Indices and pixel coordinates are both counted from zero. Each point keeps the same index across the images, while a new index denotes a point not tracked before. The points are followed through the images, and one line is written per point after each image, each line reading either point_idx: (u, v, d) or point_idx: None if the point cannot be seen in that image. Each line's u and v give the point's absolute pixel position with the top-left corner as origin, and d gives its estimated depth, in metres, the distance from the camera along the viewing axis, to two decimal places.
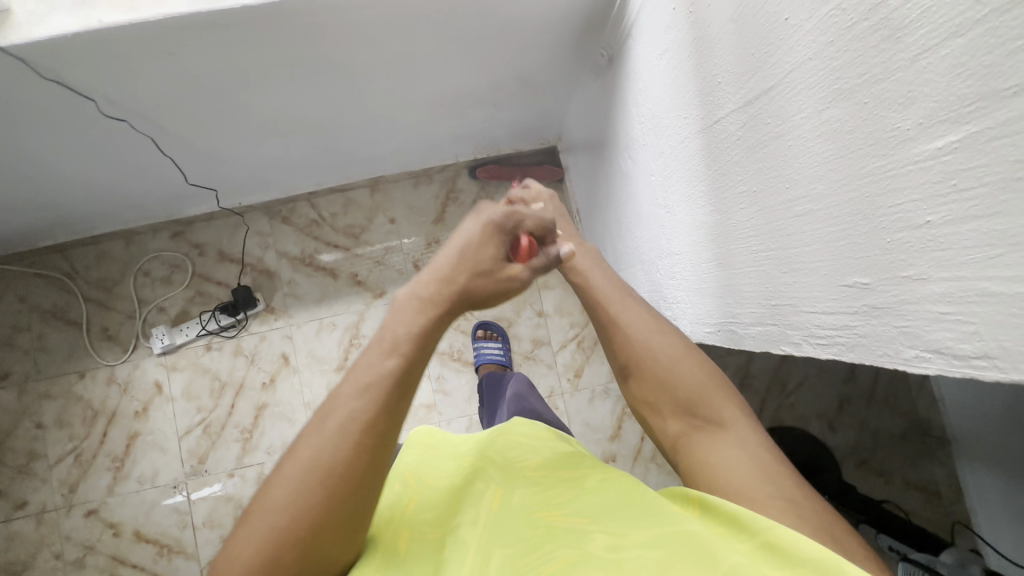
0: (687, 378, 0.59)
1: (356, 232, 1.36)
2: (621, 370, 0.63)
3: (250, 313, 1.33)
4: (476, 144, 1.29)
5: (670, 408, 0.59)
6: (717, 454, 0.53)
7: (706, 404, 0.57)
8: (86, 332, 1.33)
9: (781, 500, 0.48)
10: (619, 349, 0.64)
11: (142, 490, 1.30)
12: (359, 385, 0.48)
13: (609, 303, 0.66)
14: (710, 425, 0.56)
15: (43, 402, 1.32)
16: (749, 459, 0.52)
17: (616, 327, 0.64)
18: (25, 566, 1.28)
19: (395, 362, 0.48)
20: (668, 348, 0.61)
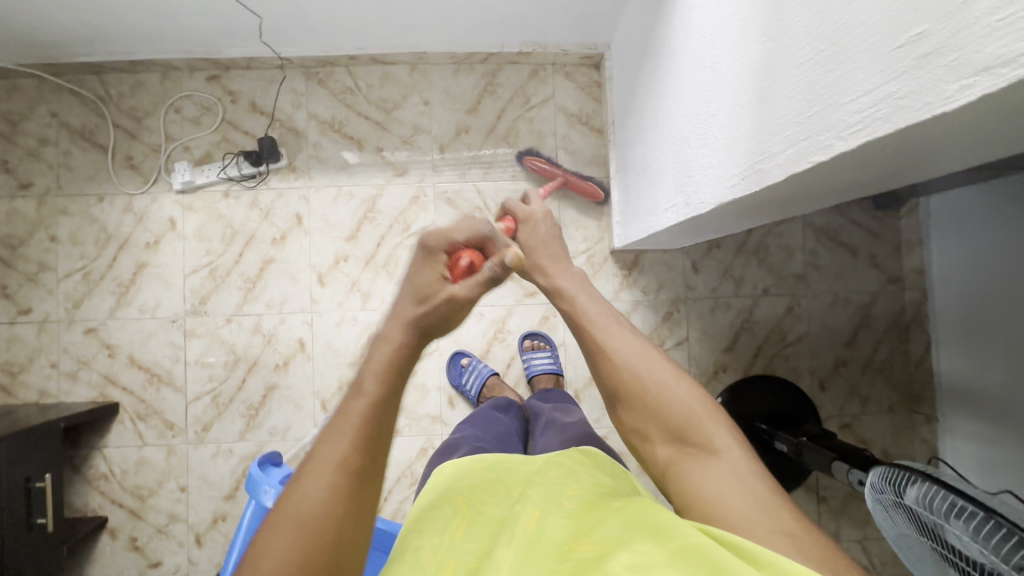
0: (678, 405, 0.60)
1: (388, 107, 1.36)
2: (611, 398, 0.64)
3: (272, 167, 1.33)
4: (524, 34, 1.27)
5: (661, 436, 0.60)
6: (715, 480, 0.55)
7: (696, 430, 0.59)
8: (110, 158, 1.34)
9: (778, 532, 0.49)
10: (608, 375, 0.64)
11: (141, 318, 1.33)
12: (331, 425, 0.52)
13: (598, 326, 0.66)
14: (700, 451, 0.58)
15: (59, 217, 1.34)
16: (742, 488, 0.54)
17: (608, 356, 0.64)
18: (21, 369, 1.32)
19: (362, 398, 0.53)
20: (657, 377, 0.62)
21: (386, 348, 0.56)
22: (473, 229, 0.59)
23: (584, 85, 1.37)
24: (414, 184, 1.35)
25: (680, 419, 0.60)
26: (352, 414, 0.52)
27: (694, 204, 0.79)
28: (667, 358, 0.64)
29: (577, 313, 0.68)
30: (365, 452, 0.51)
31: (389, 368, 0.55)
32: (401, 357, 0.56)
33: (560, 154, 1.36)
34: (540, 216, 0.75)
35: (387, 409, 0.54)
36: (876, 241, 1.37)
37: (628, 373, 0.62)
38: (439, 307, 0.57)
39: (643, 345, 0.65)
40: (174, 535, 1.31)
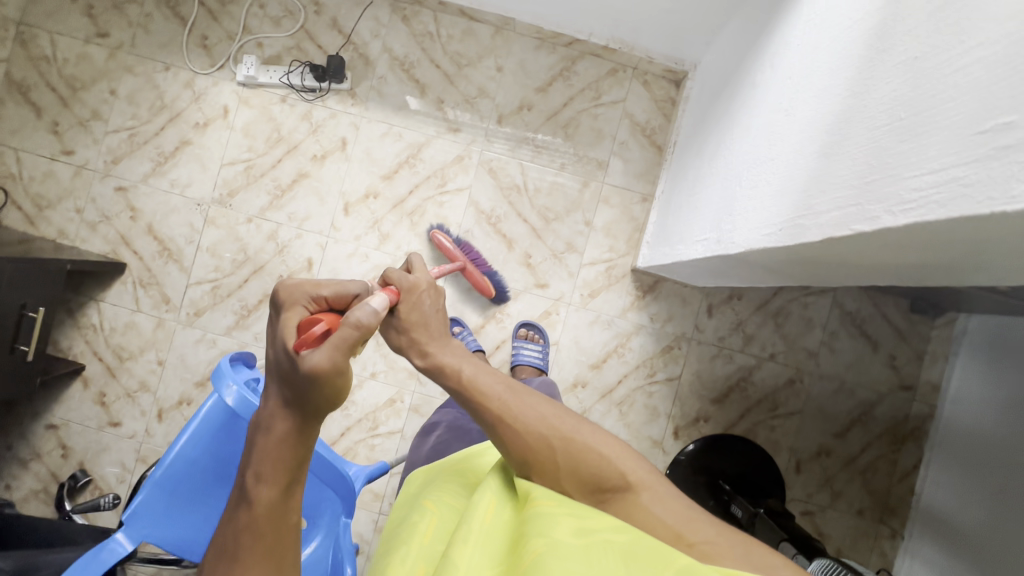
0: (588, 453, 0.55)
1: (461, 62, 1.34)
2: (519, 470, 0.56)
3: (333, 87, 1.34)
4: (614, 29, 1.24)
5: (580, 489, 0.55)
6: (638, 514, 0.52)
7: (611, 473, 0.55)
8: (187, 32, 1.36)
9: (700, 544, 0.49)
10: (513, 447, 0.56)
11: (170, 193, 1.36)
12: (218, 550, 0.47)
13: (492, 395, 0.58)
14: (620, 492, 0.54)
15: (124, 74, 1.37)
16: (665, 519, 0.51)
17: (511, 425, 0.56)
18: (49, 205, 1.37)
19: (245, 512, 0.46)
20: (561, 430, 0.56)
21: (265, 447, 0.47)
22: (337, 287, 0.55)
23: (658, 99, 1.34)
24: (462, 144, 1.34)
25: (593, 468, 0.55)
26: (238, 532, 0.46)
27: (724, 244, 0.76)
28: (559, 410, 0.59)
29: (465, 384, 0.59)
30: (261, 568, 0.46)
31: (272, 470, 0.47)
32: (279, 451, 0.47)
33: (613, 159, 1.34)
34: (424, 286, 0.63)
35: (284, 511, 0.47)
36: (902, 342, 1.31)
37: (532, 438, 0.55)
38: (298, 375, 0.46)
39: (544, 404, 0.58)
40: (139, 402, 1.35)
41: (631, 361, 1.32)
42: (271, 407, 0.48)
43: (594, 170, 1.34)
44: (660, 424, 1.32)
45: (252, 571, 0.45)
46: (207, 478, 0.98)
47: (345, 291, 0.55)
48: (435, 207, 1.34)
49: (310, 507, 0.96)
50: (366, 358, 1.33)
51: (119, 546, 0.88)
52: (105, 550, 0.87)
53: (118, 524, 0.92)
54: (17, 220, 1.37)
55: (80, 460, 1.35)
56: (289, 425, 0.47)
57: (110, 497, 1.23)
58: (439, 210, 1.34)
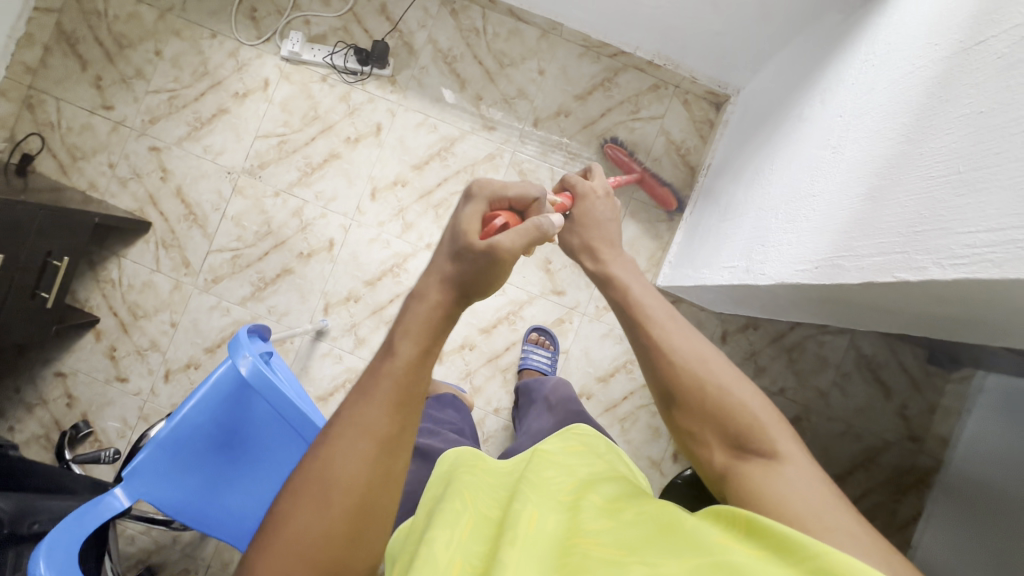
0: (739, 409, 0.53)
1: (504, 61, 1.34)
2: (663, 398, 0.58)
3: (374, 72, 1.35)
4: (662, 46, 1.24)
5: (719, 440, 0.53)
6: (777, 483, 0.47)
7: (758, 435, 0.51)
8: (237, 3, 1.37)
9: (838, 532, 0.42)
10: (662, 373, 0.58)
11: (203, 158, 1.38)
12: (356, 390, 0.50)
13: (654, 321, 0.61)
14: (763, 457, 0.50)
15: (171, 37, 1.38)
16: (807, 494, 0.46)
17: (666, 354, 0.58)
18: (82, 157, 1.39)
19: (385, 363, 0.49)
20: (718, 376, 0.56)
21: (420, 312, 0.50)
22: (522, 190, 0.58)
23: (697, 120, 1.33)
24: (495, 143, 1.35)
25: (740, 423, 0.52)
26: (372, 378, 0.49)
27: (753, 273, 0.76)
28: (721, 358, 0.58)
29: (631, 302, 0.65)
30: (393, 419, 0.48)
31: (416, 335, 0.49)
32: (427, 322, 0.50)
33: (645, 175, 1.33)
34: (599, 194, 0.79)
35: (417, 374, 0.49)
36: (915, 393, 1.30)
37: (684, 371, 0.57)
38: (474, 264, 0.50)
39: (705, 346, 0.58)
40: (148, 361, 1.37)
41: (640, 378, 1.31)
42: (430, 279, 0.52)
43: (624, 183, 1.33)
44: (661, 446, 1.31)
45: (382, 421, 0.48)
46: (208, 443, 0.99)
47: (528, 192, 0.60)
48: None
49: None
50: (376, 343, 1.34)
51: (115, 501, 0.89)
52: (101, 502, 0.89)
53: (117, 478, 0.92)
54: (51, 168, 1.39)
55: (83, 411, 1.37)
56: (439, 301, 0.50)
57: (109, 451, 1.24)
58: None
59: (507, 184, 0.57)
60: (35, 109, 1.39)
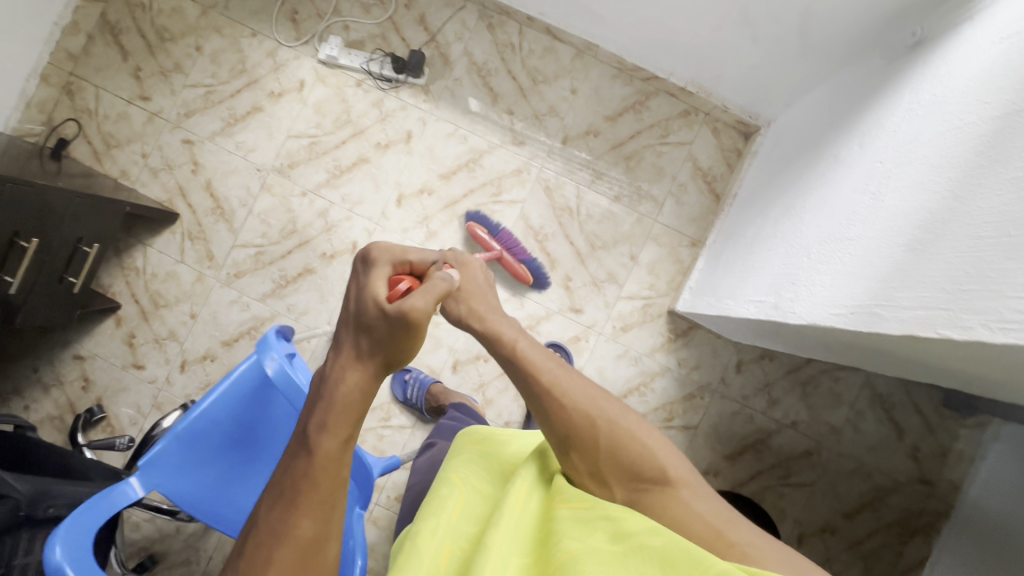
0: (631, 443, 0.62)
1: (537, 78, 1.36)
2: (561, 443, 0.62)
3: (409, 80, 1.36)
4: (696, 73, 1.25)
5: (619, 476, 0.61)
6: (678, 508, 0.58)
7: (653, 466, 0.61)
8: (279, 4, 1.40)
9: (740, 544, 0.54)
10: (558, 423, 0.62)
11: (234, 154, 1.39)
12: (274, 494, 0.55)
13: (544, 369, 0.65)
14: (660, 483, 0.60)
15: (212, 33, 1.41)
16: (704, 517, 0.57)
17: (557, 402, 0.63)
18: (116, 145, 1.41)
19: (305, 459, 0.55)
20: (607, 412, 0.63)
21: (334, 404, 0.56)
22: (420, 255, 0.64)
23: (725, 147, 1.33)
24: (523, 158, 1.36)
25: (632, 456, 0.61)
26: (295, 480, 0.55)
27: (782, 310, 0.76)
28: (603, 395, 0.65)
29: (518, 357, 0.67)
30: (314, 519, 0.54)
31: (332, 428, 0.56)
32: (341, 416, 0.56)
33: (670, 199, 1.34)
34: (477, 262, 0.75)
35: (339, 460, 0.56)
36: (928, 434, 1.28)
37: (576, 413, 0.62)
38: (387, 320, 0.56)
39: (593, 388, 0.66)
40: (165, 351, 1.38)
41: (651, 402, 1.31)
42: (344, 361, 0.58)
43: (648, 206, 1.34)
44: None
45: (305, 516, 0.54)
46: (225, 440, 1.00)
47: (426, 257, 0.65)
48: (486, 215, 1.35)
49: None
50: None
51: (131, 489, 0.91)
52: (117, 491, 0.90)
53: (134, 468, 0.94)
54: (85, 153, 1.41)
55: (98, 395, 1.38)
56: (355, 369, 0.57)
57: (124, 439, 1.25)
58: (489, 218, 1.35)
59: (405, 247, 0.63)
60: (74, 95, 1.41)
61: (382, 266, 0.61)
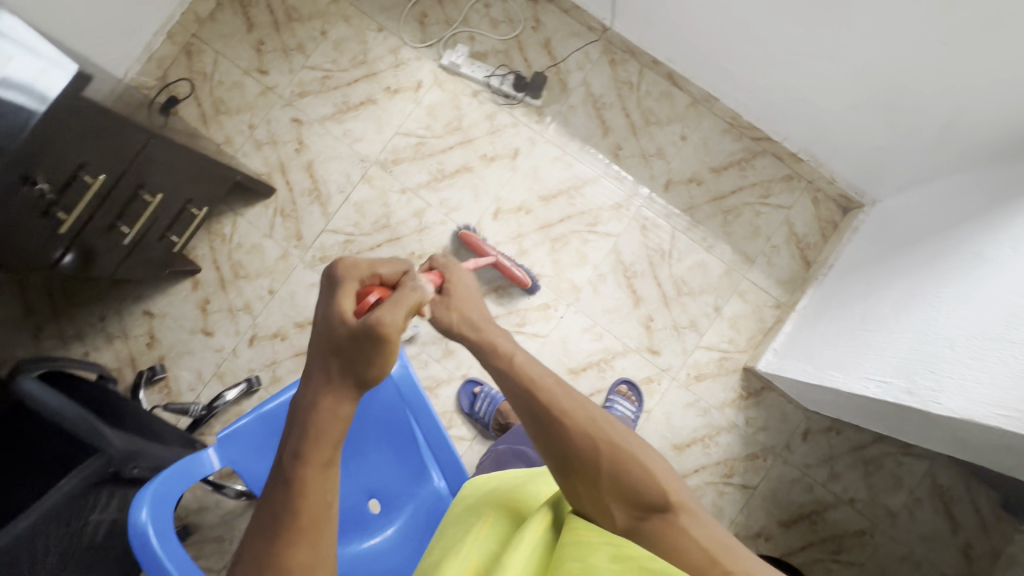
0: (635, 467, 0.60)
1: (650, 119, 1.38)
2: (563, 466, 0.61)
3: (526, 100, 1.38)
4: (812, 143, 1.28)
5: (623, 501, 0.59)
6: (678, 535, 0.56)
7: (657, 491, 0.59)
8: (410, 6, 1.42)
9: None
10: (559, 442, 0.61)
11: (340, 141, 1.40)
12: (257, 525, 0.54)
13: (545, 387, 0.63)
14: (661, 510, 0.58)
15: (339, 22, 1.43)
16: (701, 543, 0.56)
17: (557, 419, 0.62)
18: (225, 112, 1.42)
19: (281, 489, 0.54)
20: (606, 434, 0.61)
21: (317, 425, 0.56)
22: (391, 269, 0.64)
23: (822, 218, 1.35)
24: (625, 193, 1.37)
25: (636, 482, 0.59)
26: (274, 510, 0.54)
27: (921, 398, 0.78)
28: (601, 414, 0.63)
29: (521, 373, 0.64)
30: (290, 543, 0.52)
31: (311, 454, 0.55)
32: (315, 438, 0.56)
33: (762, 258, 1.35)
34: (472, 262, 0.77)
35: (318, 488, 0.55)
36: (982, 534, 1.26)
37: (579, 437, 0.61)
38: (354, 335, 0.56)
39: (593, 408, 0.63)
40: (237, 322, 1.37)
41: (714, 456, 1.31)
42: (313, 389, 0.57)
43: (739, 262, 1.35)
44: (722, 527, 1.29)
45: (290, 545, 0.52)
46: None
47: (397, 266, 0.65)
48: (579, 242, 1.36)
49: (388, 495, 0.96)
50: (465, 358, 1.34)
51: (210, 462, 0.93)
52: (197, 460, 0.91)
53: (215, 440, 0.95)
54: (192, 115, 1.42)
55: (160, 354, 1.36)
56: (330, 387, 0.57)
57: (196, 406, 1.25)
58: (582, 246, 1.36)
59: (371, 262, 0.63)
60: (192, 56, 1.42)
61: (348, 282, 0.62)
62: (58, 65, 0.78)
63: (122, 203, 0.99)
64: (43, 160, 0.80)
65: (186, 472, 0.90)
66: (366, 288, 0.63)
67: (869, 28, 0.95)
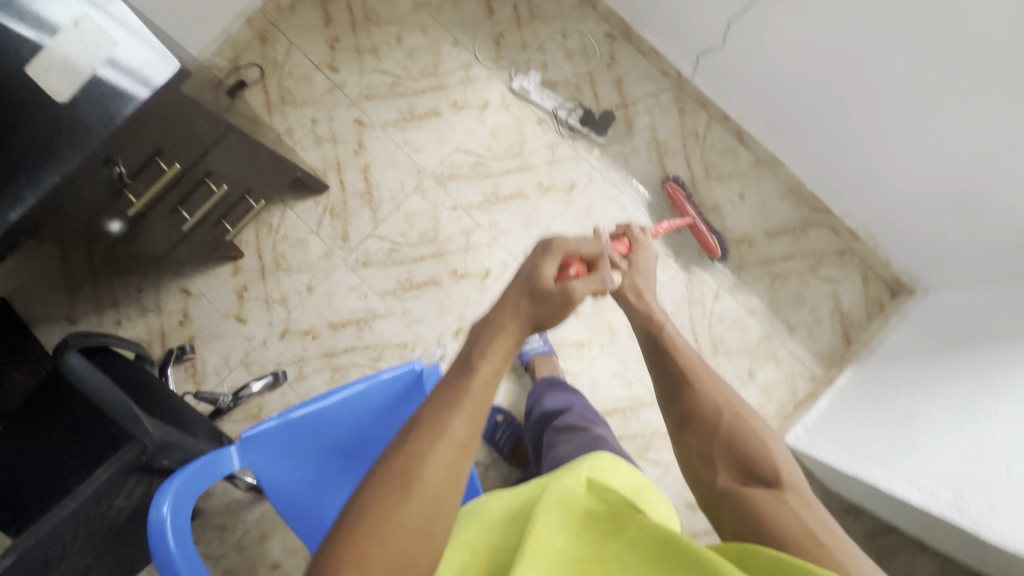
0: (750, 436, 0.64)
1: (711, 172, 1.37)
2: (680, 419, 0.69)
3: (590, 135, 1.38)
4: (875, 222, 1.27)
5: (727, 463, 0.64)
6: (776, 503, 0.58)
7: (763, 465, 0.62)
8: (488, 25, 1.42)
9: (832, 548, 0.53)
10: (686, 398, 0.69)
11: (399, 148, 1.40)
12: (438, 398, 0.52)
13: (685, 355, 0.74)
14: (764, 480, 0.61)
15: (416, 30, 1.43)
16: (806, 523, 0.55)
17: (691, 384, 0.70)
18: (290, 103, 1.42)
19: (463, 376, 0.54)
20: (734, 410, 0.67)
21: (500, 339, 0.57)
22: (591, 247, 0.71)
23: (870, 298, 1.33)
24: (675, 243, 1.36)
25: (749, 453, 0.63)
26: (450, 389, 0.53)
27: (973, 517, 0.80)
28: (728, 391, 0.69)
29: (666, 339, 0.77)
30: (464, 423, 0.51)
31: (493, 354, 0.56)
32: (501, 343, 0.57)
33: (803, 329, 1.34)
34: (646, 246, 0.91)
35: (491, 386, 0.54)
36: None
37: (700, 399, 0.69)
38: (552, 288, 0.61)
39: (724, 383, 0.70)
40: (272, 313, 1.37)
41: None
42: (506, 312, 0.60)
43: (780, 330, 1.34)
44: None
45: (459, 424, 0.50)
46: (329, 444, 0.98)
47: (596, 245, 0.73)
48: None
49: None
50: None
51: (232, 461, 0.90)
52: (220, 457, 0.89)
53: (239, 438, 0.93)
54: (258, 101, 1.42)
55: (192, 334, 1.36)
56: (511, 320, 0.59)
57: (224, 398, 1.26)
58: None
59: (577, 241, 0.70)
60: (266, 44, 1.43)
61: (558, 251, 0.67)
62: (159, 57, 0.75)
63: (189, 189, 0.99)
64: (127, 146, 0.80)
65: (208, 469, 0.88)
66: (567, 263, 0.71)
67: (983, 118, 0.95)
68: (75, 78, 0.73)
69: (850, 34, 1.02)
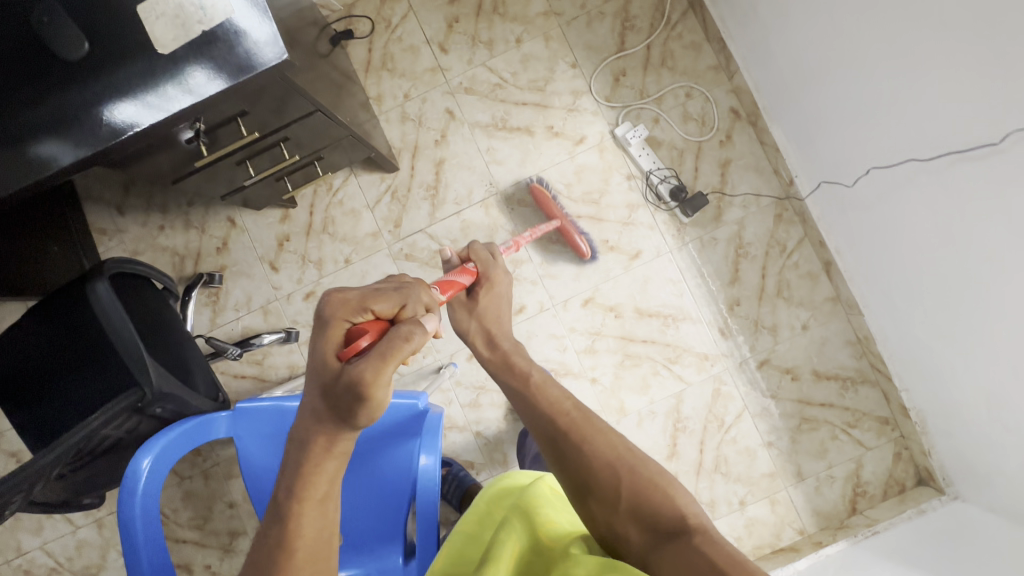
0: (650, 490, 0.59)
1: (782, 291, 1.29)
2: (578, 490, 0.61)
3: (674, 209, 1.30)
4: (931, 411, 1.18)
5: (636, 523, 0.57)
6: (689, 550, 0.52)
7: (669, 518, 0.56)
8: (614, 57, 1.33)
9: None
10: (577, 465, 0.63)
11: (479, 153, 1.34)
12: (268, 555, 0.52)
13: (565, 411, 0.68)
14: (674, 532, 0.55)
15: (540, 37, 1.34)
16: (711, 557, 0.50)
17: (580, 438, 0.64)
18: (389, 68, 1.36)
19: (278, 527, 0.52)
20: (628, 459, 0.62)
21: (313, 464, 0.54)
22: (381, 309, 0.57)
23: (894, 476, 1.27)
24: (718, 349, 1.29)
25: (650, 503, 0.58)
26: (272, 539, 0.53)
27: None
28: (616, 439, 0.64)
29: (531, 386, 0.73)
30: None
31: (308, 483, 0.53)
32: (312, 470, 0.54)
33: (813, 480, 1.27)
34: (489, 258, 0.83)
35: (325, 514, 0.54)
36: None
37: (590, 459, 0.62)
38: (340, 385, 0.52)
39: (612, 433, 0.65)
40: (304, 270, 1.36)
41: None
42: (308, 422, 0.54)
43: (790, 472, 1.28)
44: None
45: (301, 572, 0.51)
46: None
47: (388, 300, 0.59)
48: (650, 371, 1.29)
49: (354, 544, 0.93)
50: (487, 418, 1.32)
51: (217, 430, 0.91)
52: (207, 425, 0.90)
53: (230, 408, 0.94)
54: (359, 56, 1.36)
55: (223, 264, 1.37)
56: (319, 427, 0.53)
57: (233, 350, 1.24)
58: (650, 376, 1.29)
59: (362, 297, 0.58)
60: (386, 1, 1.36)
61: (335, 325, 0.56)
62: (270, 42, 0.70)
63: (259, 149, 0.96)
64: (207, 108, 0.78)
65: (196, 433, 0.90)
66: (357, 329, 0.56)
67: None
68: (182, 34, 0.70)
69: (976, 235, 0.91)
